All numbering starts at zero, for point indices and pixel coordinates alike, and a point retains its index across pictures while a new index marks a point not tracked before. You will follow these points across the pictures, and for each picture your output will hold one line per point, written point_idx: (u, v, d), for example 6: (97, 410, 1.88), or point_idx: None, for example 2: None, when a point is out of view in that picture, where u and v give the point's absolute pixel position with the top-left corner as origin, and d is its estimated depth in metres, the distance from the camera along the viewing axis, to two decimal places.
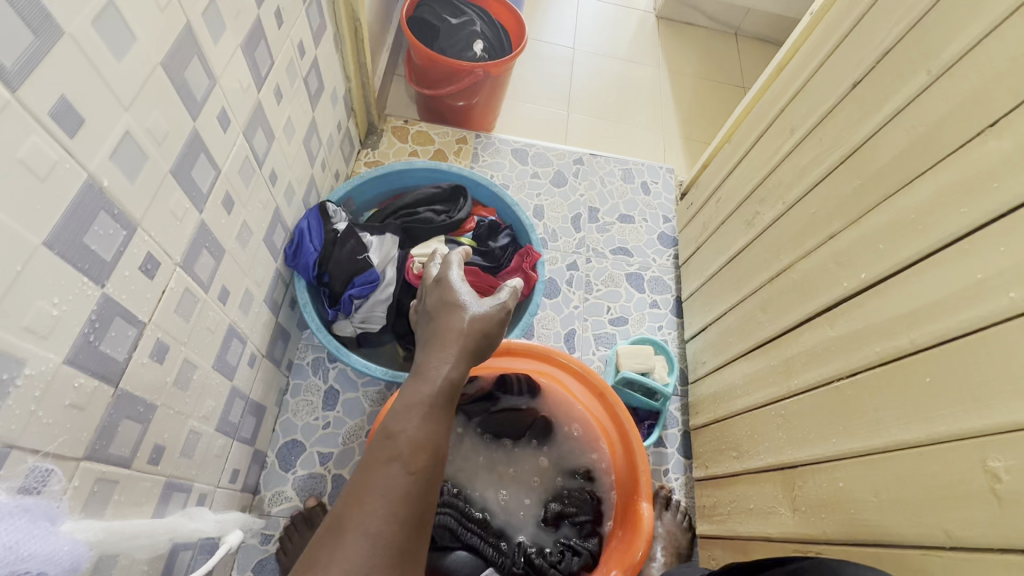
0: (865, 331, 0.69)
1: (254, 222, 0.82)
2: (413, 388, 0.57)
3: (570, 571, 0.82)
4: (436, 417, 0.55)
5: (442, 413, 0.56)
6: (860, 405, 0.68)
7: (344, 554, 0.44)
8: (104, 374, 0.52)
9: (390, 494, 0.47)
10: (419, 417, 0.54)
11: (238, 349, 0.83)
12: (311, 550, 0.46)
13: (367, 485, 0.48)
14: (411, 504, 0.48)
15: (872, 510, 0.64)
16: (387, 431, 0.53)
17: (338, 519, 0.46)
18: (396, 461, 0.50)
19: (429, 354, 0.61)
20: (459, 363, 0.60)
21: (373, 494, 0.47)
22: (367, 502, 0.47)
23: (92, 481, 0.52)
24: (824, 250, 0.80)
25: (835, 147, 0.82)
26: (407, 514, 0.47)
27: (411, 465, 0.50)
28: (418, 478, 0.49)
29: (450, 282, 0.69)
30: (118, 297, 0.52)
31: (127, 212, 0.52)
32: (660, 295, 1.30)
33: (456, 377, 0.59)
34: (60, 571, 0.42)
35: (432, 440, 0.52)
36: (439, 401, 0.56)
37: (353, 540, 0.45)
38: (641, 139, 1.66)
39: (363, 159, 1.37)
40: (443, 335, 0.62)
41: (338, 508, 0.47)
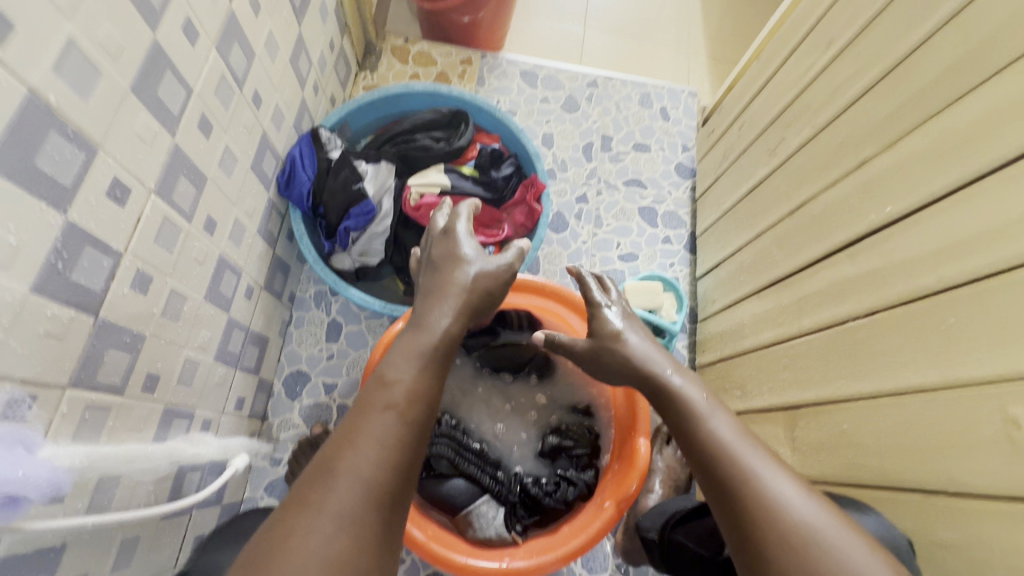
0: (887, 269, 0.64)
1: (239, 148, 0.78)
2: (410, 339, 0.55)
3: (565, 500, 0.84)
4: (434, 371, 0.53)
5: (441, 366, 0.54)
6: (873, 346, 0.63)
7: (333, 497, 0.42)
8: (81, 304, 0.51)
9: (383, 442, 0.45)
10: (416, 367, 0.52)
11: (232, 281, 0.82)
12: (297, 490, 0.43)
13: (359, 429, 0.46)
14: (404, 452, 0.46)
15: (875, 454, 0.61)
16: (383, 379, 0.50)
17: (327, 460, 0.44)
18: (390, 410, 0.48)
19: (427, 303, 0.59)
20: (460, 318, 0.58)
21: (366, 440, 0.45)
22: (360, 448, 0.45)
23: (81, 408, 0.53)
24: (851, 180, 0.72)
25: (877, 60, 0.72)
26: (399, 462, 0.46)
27: (407, 416, 0.48)
28: (412, 428, 0.48)
29: (456, 236, 0.65)
30: (85, 224, 0.50)
31: (83, 132, 0.49)
32: (673, 230, 1.23)
33: (456, 332, 0.57)
34: (39, 491, 0.46)
35: (427, 392, 0.51)
36: (439, 355, 0.54)
37: (343, 483, 0.43)
38: (662, 60, 1.52)
39: (361, 83, 1.28)
40: (443, 288, 0.60)
41: (327, 450, 0.45)
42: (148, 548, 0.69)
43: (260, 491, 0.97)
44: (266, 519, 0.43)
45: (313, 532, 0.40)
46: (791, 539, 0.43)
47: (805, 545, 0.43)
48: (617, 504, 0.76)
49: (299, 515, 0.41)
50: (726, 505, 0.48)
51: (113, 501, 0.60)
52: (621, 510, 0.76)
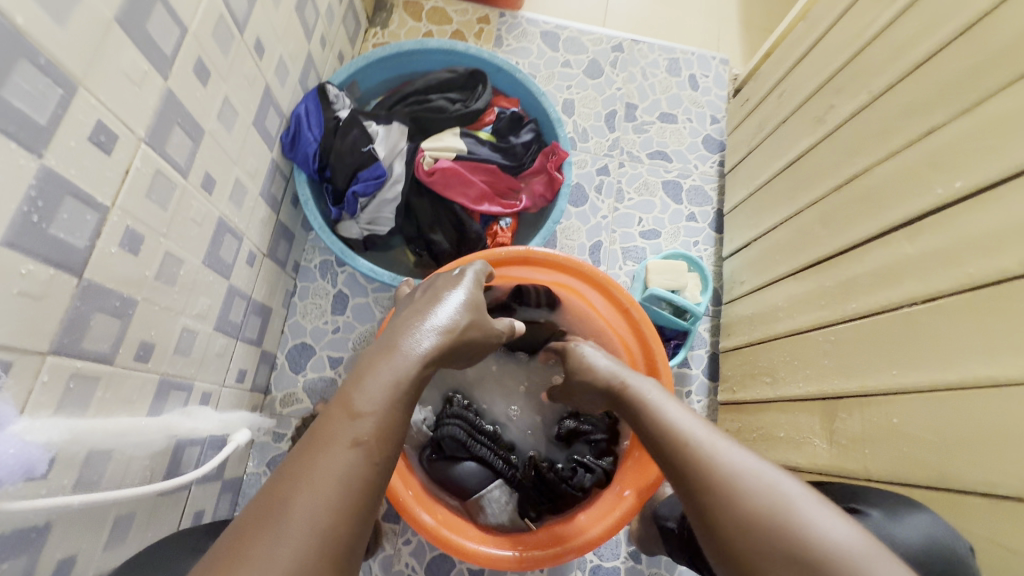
0: (955, 249, 0.57)
1: (240, 100, 0.71)
2: (379, 359, 0.46)
3: (581, 487, 0.79)
4: (408, 404, 0.45)
5: (414, 395, 0.46)
6: (935, 334, 0.58)
7: (281, 552, 0.35)
8: (62, 262, 0.46)
9: (343, 487, 0.38)
10: (387, 395, 0.44)
11: (233, 246, 0.76)
12: (233, 540, 0.36)
13: (309, 466, 0.39)
14: (366, 497, 0.39)
15: (932, 451, 0.56)
16: (350, 407, 0.42)
17: (276, 503, 0.37)
18: (357, 448, 0.40)
19: (405, 322, 0.52)
20: (440, 341, 0.51)
21: (323, 483, 0.38)
22: (317, 493, 0.37)
23: (66, 376, 0.48)
24: (914, 151, 0.65)
25: (951, 15, 0.64)
26: (359, 509, 0.39)
27: (375, 454, 0.41)
28: (378, 470, 0.41)
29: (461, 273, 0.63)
30: (64, 171, 0.44)
31: (59, 64, 0.42)
32: (698, 207, 1.17)
33: (434, 357, 0.49)
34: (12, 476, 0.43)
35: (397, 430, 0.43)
36: (414, 384, 0.46)
37: (294, 535, 0.36)
38: (692, 25, 1.42)
39: (372, 41, 1.20)
40: (429, 309, 0.54)
41: (275, 490, 0.38)
42: (144, 525, 0.66)
43: (262, 467, 0.94)
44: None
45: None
46: (721, 491, 0.44)
47: (731, 493, 0.44)
48: (639, 493, 0.72)
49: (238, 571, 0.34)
50: (677, 480, 0.49)
51: (104, 477, 0.55)
52: (642, 499, 0.72)
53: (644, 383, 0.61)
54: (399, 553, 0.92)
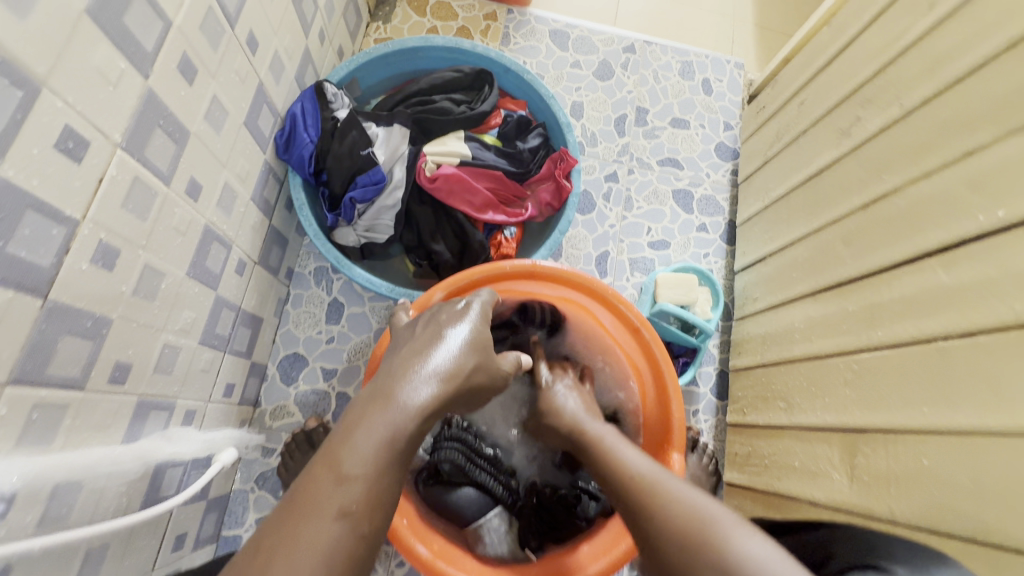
0: (998, 280, 0.53)
1: (230, 100, 0.67)
2: (372, 412, 0.42)
3: (586, 516, 0.78)
4: (400, 464, 0.42)
5: (408, 454, 0.43)
6: (973, 372, 0.54)
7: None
8: (22, 283, 0.41)
9: (325, 563, 0.35)
10: (378, 452, 0.41)
11: (221, 255, 0.72)
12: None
13: (289, 536, 0.36)
14: (350, 573, 0.37)
15: (968, 499, 0.52)
16: (337, 469, 0.39)
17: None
18: (344, 518, 0.37)
19: (404, 365, 0.47)
20: (441, 389, 0.46)
21: (302, 560, 0.35)
22: (296, 571, 0.34)
23: (28, 408, 0.44)
24: (951, 172, 0.61)
25: (997, 27, 0.59)
26: None
27: (362, 525, 0.38)
28: (365, 543, 0.38)
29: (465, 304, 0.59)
30: (22, 182, 0.39)
31: (18, 61, 0.37)
32: (709, 217, 1.12)
33: (432, 407, 0.45)
34: None
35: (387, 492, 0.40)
36: (409, 442, 0.42)
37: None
38: (706, 26, 1.37)
39: (373, 35, 1.15)
40: (428, 347, 0.50)
41: (249, 566, 0.34)
42: (120, 555, 0.61)
43: (250, 483, 0.89)
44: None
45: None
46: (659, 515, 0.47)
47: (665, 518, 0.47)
48: None
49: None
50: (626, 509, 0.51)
51: (73, 510, 0.51)
52: None
53: (597, 420, 0.65)
54: None
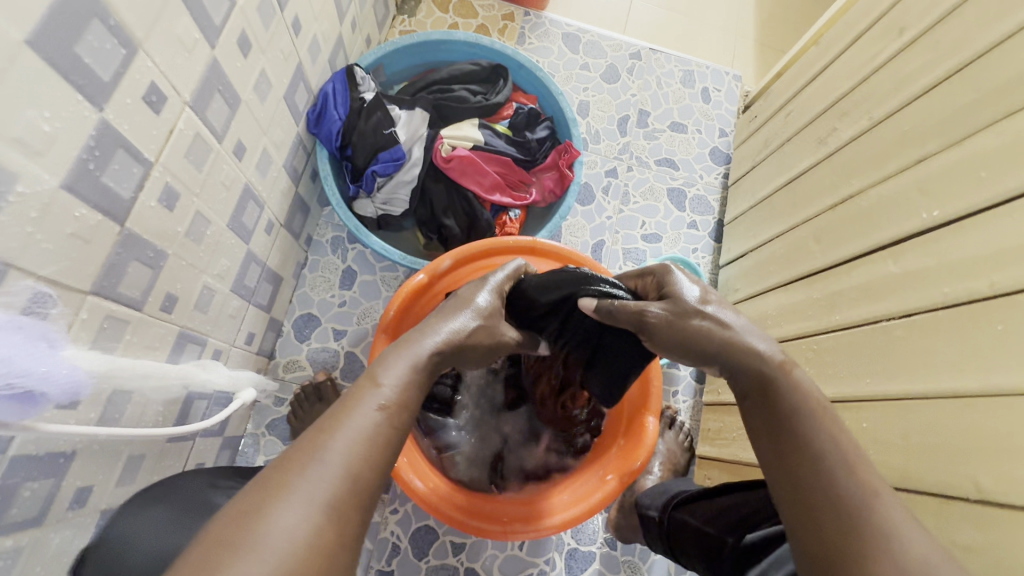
0: (934, 269, 0.62)
1: (274, 74, 0.75)
2: (403, 346, 0.53)
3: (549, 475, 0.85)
4: (422, 384, 0.51)
5: (428, 379, 0.53)
6: (909, 348, 0.62)
7: (319, 485, 0.39)
8: (108, 210, 0.49)
9: (371, 440, 0.43)
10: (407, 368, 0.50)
11: (255, 213, 0.80)
12: (270, 475, 0.39)
13: (341, 420, 0.43)
14: (388, 453, 0.44)
15: (896, 455, 0.61)
16: (375, 379, 0.48)
17: (314, 445, 0.41)
18: (382, 409, 0.46)
19: (435, 319, 0.59)
20: (453, 336, 0.57)
21: (354, 432, 0.43)
22: (350, 439, 0.42)
23: (102, 317, 0.52)
24: (905, 177, 0.70)
25: (953, 52, 0.68)
26: (379, 461, 0.43)
27: (396, 417, 0.46)
28: (399, 432, 0.46)
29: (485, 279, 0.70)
30: (118, 125, 0.48)
31: (126, 25, 0.45)
32: (700, 215, 1.21)
33: (447, 348, 0.56)
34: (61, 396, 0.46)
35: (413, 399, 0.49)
36: (428, 369, 0.52)
37: (329, 472, 0.40)
38: (709, 39, 1.46)
39: (398, 28, 1.23)
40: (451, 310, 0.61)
41: (313, 434, 0.42)
42: (152, 467, 0.69)
43: (262, 428, 0.97)
44: (225, 508, 0.37)
45: (294, 518, 0.36)
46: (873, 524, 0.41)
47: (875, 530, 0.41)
48: (621, 478, 0.77)
49: (279, 495, 0.37)
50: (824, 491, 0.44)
51: (123, 416, 0.59)
52: (623, 484, 0.76)
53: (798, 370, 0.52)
54: (386, 521, 0.96)
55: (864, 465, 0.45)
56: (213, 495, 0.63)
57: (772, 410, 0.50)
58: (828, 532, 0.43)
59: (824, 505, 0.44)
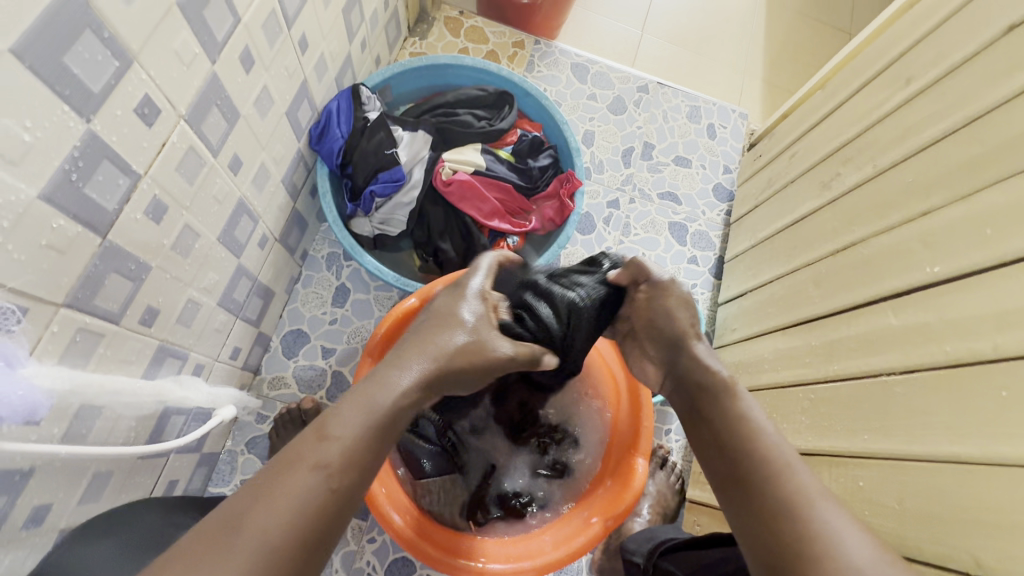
0: (937, 325, 0.60)
1: (277, 90, 0.74)
2: (363, 387, 0.49)
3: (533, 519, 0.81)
4: (379, 441, 0.48)
5: (388, 429, 0.49)
6: (908, 407, 0.60)
7: (226, 564, 0.37)
8: (89, 221, 0.48)
9: (301, 508, 0.41)
10: (361, 423, 0.47)
11: (248, 227, 0.79)
12: (183, 545, 0.38)
13: (276, 486, 0.41)
14: (319, 524, 0.42)
15: (892, 519, 0.58)
16: (323, 431, 0.45)
17: (235, 514, 0.40)
18: (317, 471, 0.43)
19: (408, 347, 0.55)
20: (428, 372, 0.53)
21: (282, 500, 0.41)
22: (273, 511, 0.40)
23: (73, 330, 0.50)
24: (908, 228, 0.69)
25: (962, 105, 0.67)
26: (310, 533, 0.41)
27: (333, 480, 0.43)
28: (336, 498, 0.43)
29: (464, 295, 0.63)
30: (106, 137, 0.47)
31: (120, 38, 0.45)
32: (701, 251, 1.19)
33: (419, 385, 0.52)
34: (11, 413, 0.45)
35: (363, 460, 0.46)
36: (386, 417, 0.48)
37: (240, 548, 0.38)
38: (717, 76, 1.47)
39: (409, 49, 1.24)
40: (423, 342, 0.55)
41: (240, 500, 0.41)
42: (119, 485, 0.67)
43: (242, 446, 0.95)
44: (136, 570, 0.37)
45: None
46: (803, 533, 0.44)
47: (810, 535, 0.44)
48: (606, 522, 0.73)
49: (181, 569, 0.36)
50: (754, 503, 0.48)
51: (90, 432, 0.57)
52: (608, 528, 0.73)
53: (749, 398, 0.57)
54: (362, 550, 0.92)
55: (805, 485, 0.48)
56: None
57: (701, 405, 0.57)
58: (770, 542, 0.45)
59: (767, 518, 0.46)
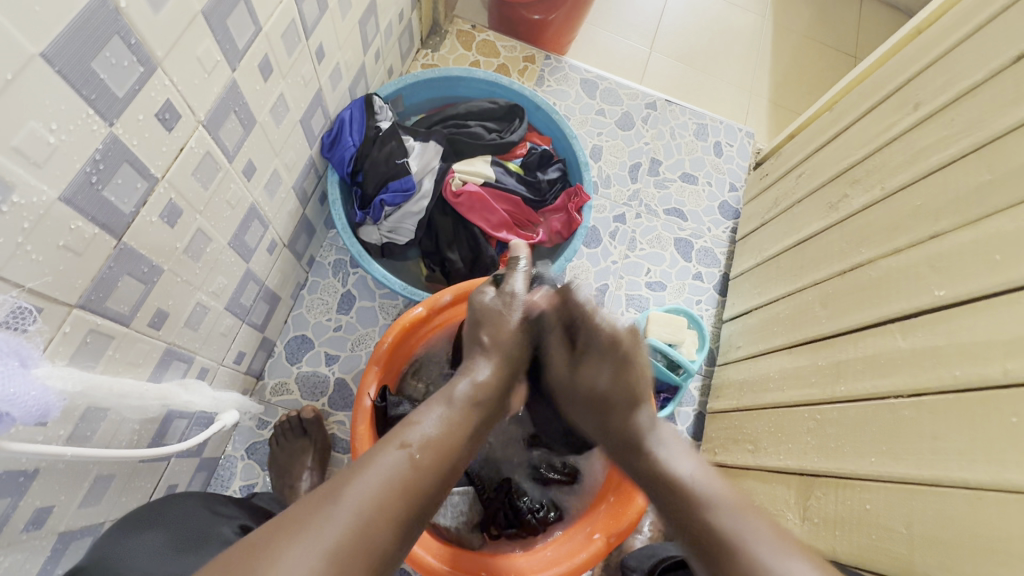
0: (946, 349, 0.60)
1: (293, 98, 0.75)
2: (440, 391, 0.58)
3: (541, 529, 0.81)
4: (461, 429, 0.55)
5: (466, 420, 0.56)
6: (916, 431, 0.60)
7: (330, 526, 0.42)
8: (106, 224, 0.48)
9: (391, 482, 0.47)
10: (442, 414, 0.55)
11: (259, 232, 0.79)
12: (293, 512, 0.43)
13: (369, 464, 0.48)
14: (405, 496, 0.47)
15: (902, 544, 0.58)
16: (407, 423, 0.53)
17: (332, 488, 0.45)
18: (405, 452, 0.50)
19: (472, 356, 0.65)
20: (494, 369, 0.63)
21: (374, 476, 0.47)
22: (367, 485, 0.46)
23: (84, 331, 0.50)
24: (917, 250, 0.69)
25: (973, 129, 0.68)
26: (399, 504, 0.46)
27: (417, 459, 0.50)
28: (421, 475, 0.49)
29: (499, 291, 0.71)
30: (127, 140, 0.47)
31: (146, 45, 0.45)
32: (706, 267, 1.19)
33: (488, 380, 0.61)
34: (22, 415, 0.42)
35: (446, 443, 0.53)
36: (462, 406, 0.57)
37: (341, 515, 0.43)
38: (724, 95, 1.49)
39: (421, 61, 1.26)
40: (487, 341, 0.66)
41: (337, 477, 0.46)
42: (119, 489, 0.66)
43: (242, 451, 0.94)
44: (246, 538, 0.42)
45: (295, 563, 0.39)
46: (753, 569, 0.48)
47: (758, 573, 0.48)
48: (608, 538, 0.73)
49: (294, 531, 0.42)
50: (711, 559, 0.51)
51: (94, 434, 0.57)
52: (610, 544, 0.73)
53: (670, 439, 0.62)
54: None
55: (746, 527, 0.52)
56: (195, 522, 0.62)
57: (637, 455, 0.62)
58: None
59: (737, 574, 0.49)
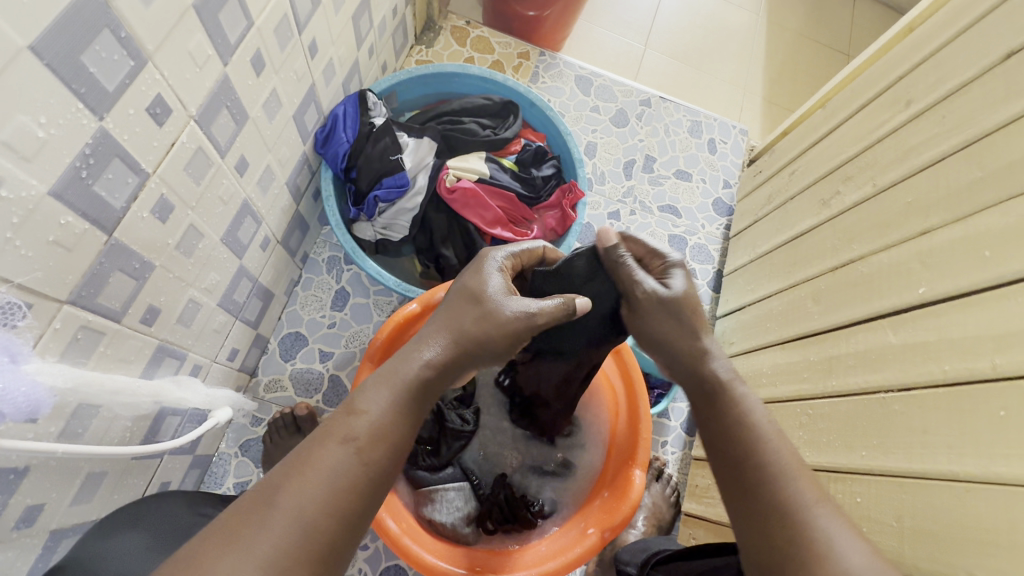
0: (935, 344, 0.61)
1: (286, 93, 0.75)
2: (392, 364, 0.50)
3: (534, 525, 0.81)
4: (413, 415, 0.49)
5: (417, 406, 0.50)
6: (905, 424, 0.61)
7: (266, 534, 0.40)
8: (97, 219, 0.48)
9: (335, 480, 0.43)
10: (393, 400, 0.48)
11: (252, 229, 0.79)
12: (228, 515, 0.41)
13: (310, 462, 0.43)
14: (352, 495, 0.43)
15: (891, 536, 0.59)
16: (354, 408, 0.47)
17: (271, 488, 0.42)
18: (350, 446, 0.45)
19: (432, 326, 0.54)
20: (451, 348, 0.52)
21: (316, 475, 0.43)
22: (308, 487, 0.42)
23: (75, 327, 0.50)
24: (908, 247, 0.70)
25: (963, 126, 0.68)
26: (345, 505, 0.43)
27: (365, 454, 0.45)
28: (369, 470, 0.45)
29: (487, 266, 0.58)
30: (117, 134, 0.47)
31: (137, 38, 0.45)
32: (700, 264, 1.20)
33: (442, 364, 0.51)
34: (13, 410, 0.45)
35: (395, 434, 0.47)
36: (415, 393, 0.49)
37: (278, 522, 0.40)
38: (719, 92, 1.49)
39: (415, 57, 1.25)
40: (456, 312, 0.54)
41: (274, 476, 0.43)
42: (112, 486, 0.66)
43: (235, 448, 0.94)
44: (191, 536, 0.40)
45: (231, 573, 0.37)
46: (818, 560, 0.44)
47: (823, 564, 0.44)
48: (602, 533, 0.73)
49: (229, 538, 0.39)
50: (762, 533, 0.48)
51: (86, 431, 0.57)
52: (603, 539, 0.73)
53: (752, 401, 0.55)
54: (354, 558, 0.91)
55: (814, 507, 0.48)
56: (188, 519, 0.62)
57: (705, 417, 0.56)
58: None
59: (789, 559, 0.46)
